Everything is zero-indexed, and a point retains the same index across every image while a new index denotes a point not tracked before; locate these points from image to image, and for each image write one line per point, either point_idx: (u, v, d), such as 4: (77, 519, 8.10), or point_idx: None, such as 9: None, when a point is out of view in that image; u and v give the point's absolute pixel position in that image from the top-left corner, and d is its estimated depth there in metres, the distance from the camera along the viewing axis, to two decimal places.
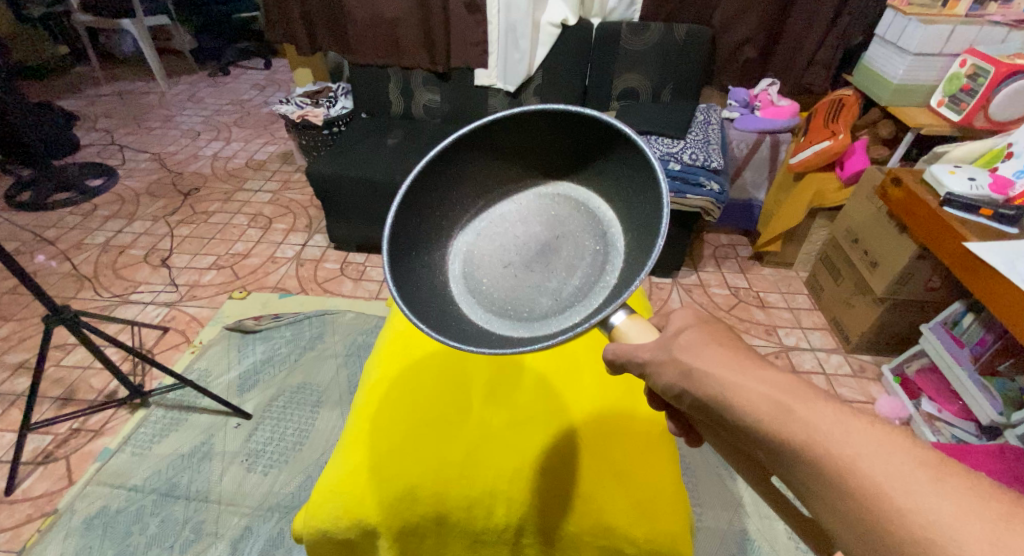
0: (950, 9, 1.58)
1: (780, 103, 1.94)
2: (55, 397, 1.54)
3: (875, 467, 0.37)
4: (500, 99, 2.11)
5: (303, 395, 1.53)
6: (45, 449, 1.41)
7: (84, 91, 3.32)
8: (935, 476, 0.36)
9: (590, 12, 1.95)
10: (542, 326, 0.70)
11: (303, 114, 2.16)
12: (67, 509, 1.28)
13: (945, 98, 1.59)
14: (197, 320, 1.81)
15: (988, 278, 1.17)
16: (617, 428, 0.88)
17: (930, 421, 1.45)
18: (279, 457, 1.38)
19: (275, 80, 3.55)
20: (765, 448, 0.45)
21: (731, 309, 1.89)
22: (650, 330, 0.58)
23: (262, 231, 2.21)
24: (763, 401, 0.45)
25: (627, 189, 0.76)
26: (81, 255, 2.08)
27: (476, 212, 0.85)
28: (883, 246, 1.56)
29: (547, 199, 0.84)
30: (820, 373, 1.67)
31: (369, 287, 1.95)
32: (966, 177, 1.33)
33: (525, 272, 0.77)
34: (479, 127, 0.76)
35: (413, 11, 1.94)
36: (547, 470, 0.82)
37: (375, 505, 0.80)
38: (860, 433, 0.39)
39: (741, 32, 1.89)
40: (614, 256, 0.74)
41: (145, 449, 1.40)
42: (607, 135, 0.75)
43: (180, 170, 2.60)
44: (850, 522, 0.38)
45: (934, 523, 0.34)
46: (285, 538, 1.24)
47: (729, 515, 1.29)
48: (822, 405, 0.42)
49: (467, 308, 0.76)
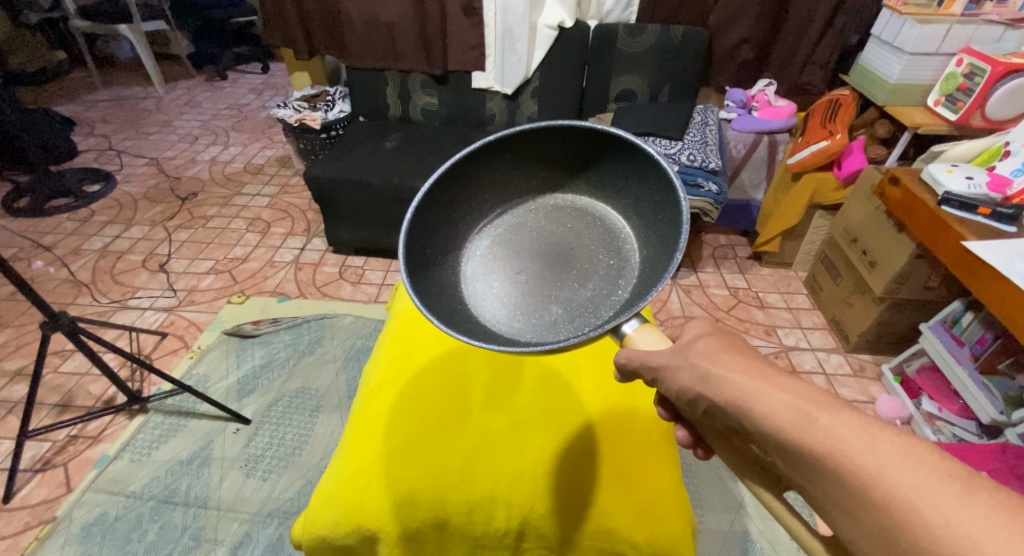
0: (946, 9, 1.58)
1: (778, 103, 1.95)
2: (53, 404, 1.53)
3: (902, 480, 0.38)
4: (498, 102, 2.11)
5: (303, 400, 1.53)
6: (44, 456, 1.41)
7: (81, 96, 3.32)
8: (966, 489, 0.36)
9: (587, 14, 1.95)
10: (552, 334, 0.70)
11: (301, 117, 2.14)
12: (65, 516, 1.27)
13: (942, 97, 1.59)
14: (196, 324, 1.80)
15: (986, 276, 1.16)
16: (622, 430, 0.87)
17: (931, 420, 1.45)
18: (279, 462, 1.38)
19: (274, 85, 3.56)
20: (784, 455, 0.45)
21: (731, 310, 1.89)
22: (661, 340, 0.58)
23: (260, 236, 2.21)
24: (786, 409, 0.45)
25: (646, 209, 0.77)
26: (79, 261, 2.07)
27: (493, 218, 0.85)
28: (883, 245, 1.56)
29: (564, 210, 0.84)
30: (820, 373, 1.67)
31: (368, 290, 1.94)
32: (964, 176, 1.33)
33: (537, 279, 0.76)
34: (507, 134, 0.77)
35: (411, 15, 1.94)
36: (552, 472, 0.82)
37: (375, 510, 0.80)
38: (887, 444, 0.39)
39: (739, 32, 1.90)
40: (630, 273, 0.74)
41: (144, 455, 1.40)
42: (631, 155, 0.75)
43: (179, 174, 2.60)
44: (879, 535, 0.38)
45: (962, 538, 0.35)
46: (286, 543, 1.23)
47: (730, 517, 1.29)
48: (847, 415, 0.42)
49: (479, 310, 0.76)
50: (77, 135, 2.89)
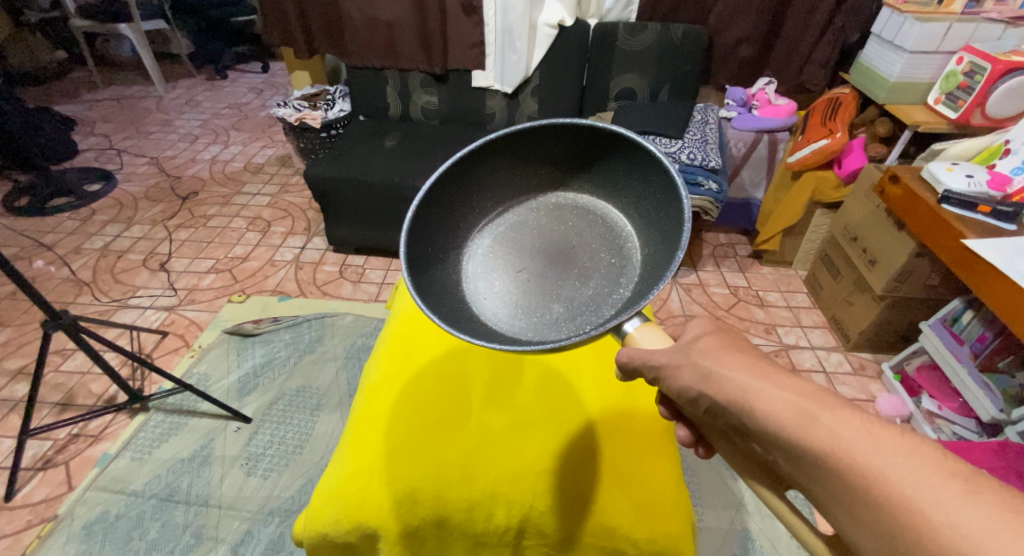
0: (946, 7, 1.57)
1: (778, 102, 1.95)
2: (54, 402, 1.54)
3: (904, 480, 0.38)
4: (498, 101, 2.10)
5: (303, 398, 1.54)
6: (45, 455, 1.41)
7: (82, 96, 3.32)
8: (968, 489, 0.36)
9: (587, 13, 1.96)
10: (553, 332, 0.70)
11: (302, 116, 2.15)
12: (67, 514, 1.27)
13: (942, 95, 1.59)
14: (196, 324, 1.81)
15: (986, 274, 1.17)
16: (622, 428, 0.87)
17: (931, 417, 1.45)
18: (279, 460, 1.38)
19: (274, 84, 3.55)
20: (786, 455, 0.45)
21: (731, 309, 1.89)
22: (662, 338, 0.58)
23: (261, 235, 2.21)
24: (788, 408, 0.45)
25: (648, 208, 0.77)
26: (80, 260, 2.08)
27: (493, 217, 0.85)
28: (883, 244, 1.56)
29: (564, 209, 0.84)
30: (820, 371, 1.67)
31: (368, 289, 1.94)
32: (964, 174, 1.33)
33: (538, 278, 0.76)
34: (508, 133, 0.77)
35: (411, 14, 1.94)
36: (553, 470, 0.82)
37: (376, 508, 0.80)
38: (889, 444, 0.40)
39: (739, 31, 1.90)
40: (631, 272, 0.75)
41: (146, 453, 1.40)
42: (633, 153, 0.75)
43: (179, 174, 2.60)
44: (881, 533, 0.39)
45: (964, 537, 0.35)
46: (286, 541, 1.24)
47: (730, 515, 1.29)
48: (849, 415, 0.42)
49: (481, 309, 0.76)
50: (78, 134, 2.89)
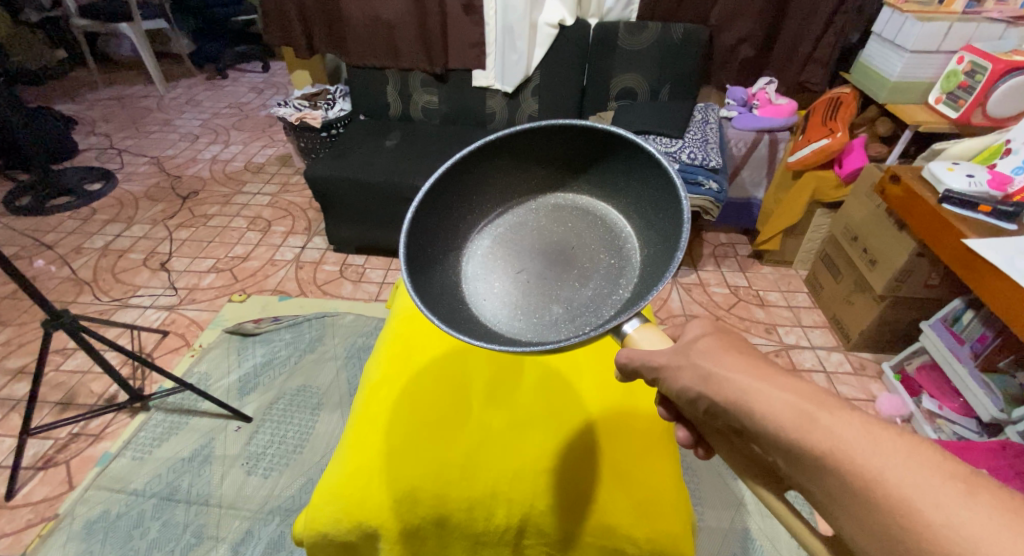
0: (947, 6, 1.58)
1: (779, 101, 1.95)
2: (55, 402, 1.54)
3: (904, 480, 0.38)
4: (498, 100, 2.10)
5: (303, 398, 1.54)
6: (45, 454, 1.41)
7: (82, 95, 3.32)
8: (968, 490, 0.36)
9: (587, 12, 1.96)
10: (553, 333, 0.70)
11: (302, 116, 2.15)
12: (67, 514, 1.28)
13: (943, 95, 1.59)
14: (197, 323, 1.81)
15: (987, 274, 1.16)
16: (622, 428, 0.87)
17: (931, 417, 1.45)
18: (279, 460, 1.38)
19: (274, 84, 3.55)
20: (786, 456, 0.45)
21: (731, 308, 1.89)
22: (662, 339, 0.58)
23: (261, 234, 2.21)
24: (787, 408, 0.45)
25: (647, 209, 0.77)
26: (80, 259, 2.08)
27: (493, 218, 0.85)
28: (883, 243, 1.56)
29: (564, 210, 0.84)
30: (820, 371, 1.67)
31: (369, 288, 1.95)
32: (965, 174, 1.33)
33: (538, 278, 0.76)
34: (508, 134, 0.77)
35: (412, 13, 1.94)
36: (553, 470, 0.82)
37: (375, 507, 0.80)
38: (888, 445, 0.40)
39: (739, 31, 1.90)
40: (631, 272, 0.75)
41: (146, 452, 1.40)
42: (633, 154, 0.75)
43: (179, 173, 2.60)
44: (880, 534, 0.39)
45: (964, 538, 0.35)
46: (286, 540, 1.24)
47: (730, 514, 1.29)
48: (849, 416, 0.42)
49: (480, 310, 0.76)
50: (78, 134, 2.89)
